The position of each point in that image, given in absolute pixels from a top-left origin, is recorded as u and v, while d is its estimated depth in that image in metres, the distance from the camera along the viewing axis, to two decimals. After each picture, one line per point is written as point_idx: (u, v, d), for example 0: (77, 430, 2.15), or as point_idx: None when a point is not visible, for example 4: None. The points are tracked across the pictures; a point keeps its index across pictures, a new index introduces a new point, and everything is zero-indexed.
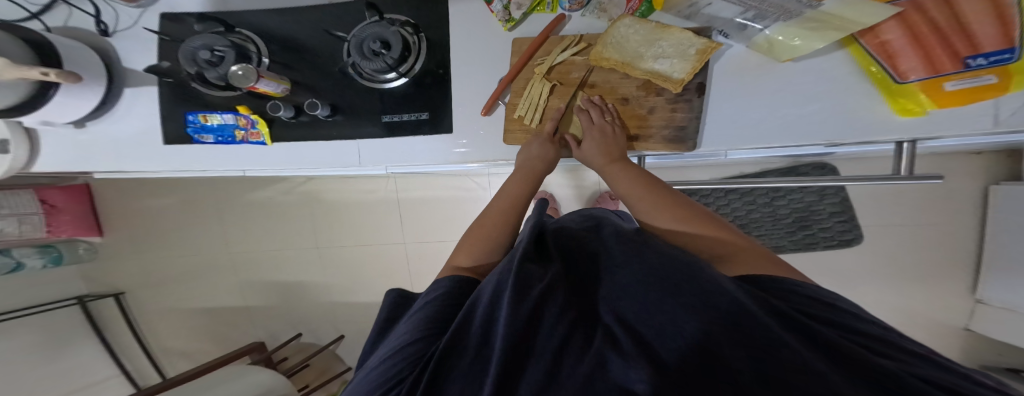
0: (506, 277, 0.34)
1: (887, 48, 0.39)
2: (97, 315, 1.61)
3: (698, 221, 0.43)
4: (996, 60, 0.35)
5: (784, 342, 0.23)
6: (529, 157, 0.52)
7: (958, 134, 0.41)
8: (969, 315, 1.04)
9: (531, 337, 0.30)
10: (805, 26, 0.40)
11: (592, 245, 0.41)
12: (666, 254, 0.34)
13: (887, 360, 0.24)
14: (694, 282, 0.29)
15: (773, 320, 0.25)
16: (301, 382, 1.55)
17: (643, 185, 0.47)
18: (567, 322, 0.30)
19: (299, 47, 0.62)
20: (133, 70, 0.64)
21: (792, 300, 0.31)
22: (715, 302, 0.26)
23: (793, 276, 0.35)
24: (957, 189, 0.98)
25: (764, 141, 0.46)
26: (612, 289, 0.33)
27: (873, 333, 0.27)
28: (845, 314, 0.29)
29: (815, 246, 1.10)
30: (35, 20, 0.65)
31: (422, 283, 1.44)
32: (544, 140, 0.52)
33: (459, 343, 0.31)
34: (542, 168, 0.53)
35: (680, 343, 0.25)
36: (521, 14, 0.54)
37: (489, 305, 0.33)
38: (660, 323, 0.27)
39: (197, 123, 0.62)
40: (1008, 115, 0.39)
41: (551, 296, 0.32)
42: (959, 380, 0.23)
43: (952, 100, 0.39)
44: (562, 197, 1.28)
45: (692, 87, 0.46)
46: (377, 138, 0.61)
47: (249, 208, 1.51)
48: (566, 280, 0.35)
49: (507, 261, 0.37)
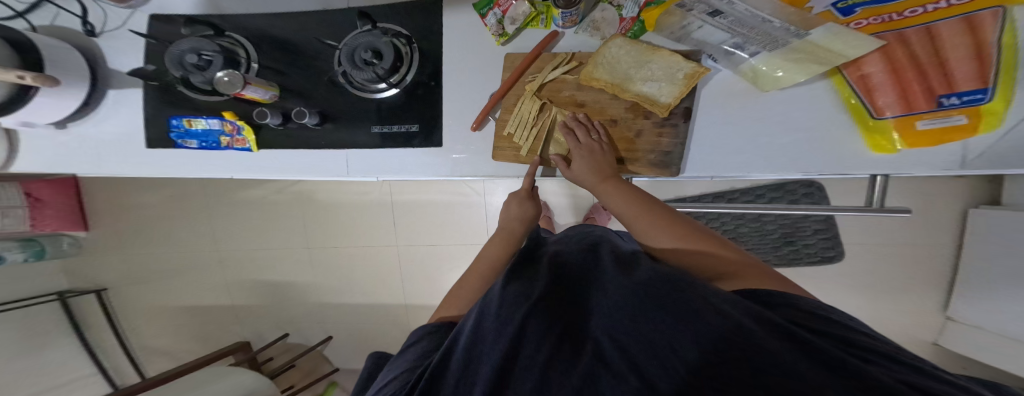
0: (491, 303, 0.36)
1: (867, 81, 0.40)
2: (77, 312, 1.58)
3: (701, 240, 0.43)
4: (968, 99, 0.36)
5: (777, 358, 0.22)
6: (509, 217, 0.60)
7: (927, 172, 0.42)
8: (938, 330, 1.06)
9: (517, 357, 0.30)
10: (788, 57, 0.41)
11: (585, 261, 0.40)
12: (655, 271, 0.34)
13: (876, 366, 0.24)
14: (680, 297, 0.29)
15: (765, 333, 0.25)
16: (286, 382, 1.59)
17: (637, 201, 0.47)
18: (554, 339, 0.30)
19: (291, 52, 0.61)
20: (119, 72, 0.63)
21: (784, 312, 0.31)
22: (702, 316, 0.27)
23: (788, 290, 0.35)
24: (939, 209, 1.00)
25: (742, 170, 0.47)
26: (601, 302, 0.33)
27: (867, 344, 0.27)
28: (840, 326, 0.29)
29: (799, 261, 1.11)
30: (20, 18, 0.63)
31: (414, 286, 1.44)
32: (521, 198, 0.60)
33: (445, 368, 0.32)
34: (519, 227, 0.60)
35: (672, 360, 0.24)
36: (515, 29, 0.54)
37: (473, 333, 0.33)
38: (648, 336, 0.27)
39: (181, 128, 0.62)
40: (975, 155, 0.39)
41: (536, 313, 0.32)
42: (942, 384, 0.23)
43: (922, 141, 0.40)
44: (556, 205, 1.28)
45: (678, 112, 0.47)
46: (365, 148, 0.60)
47: (240, 207, 1.49)
48: (552, 296, 0.35)
49: (492, 290, 0.38)
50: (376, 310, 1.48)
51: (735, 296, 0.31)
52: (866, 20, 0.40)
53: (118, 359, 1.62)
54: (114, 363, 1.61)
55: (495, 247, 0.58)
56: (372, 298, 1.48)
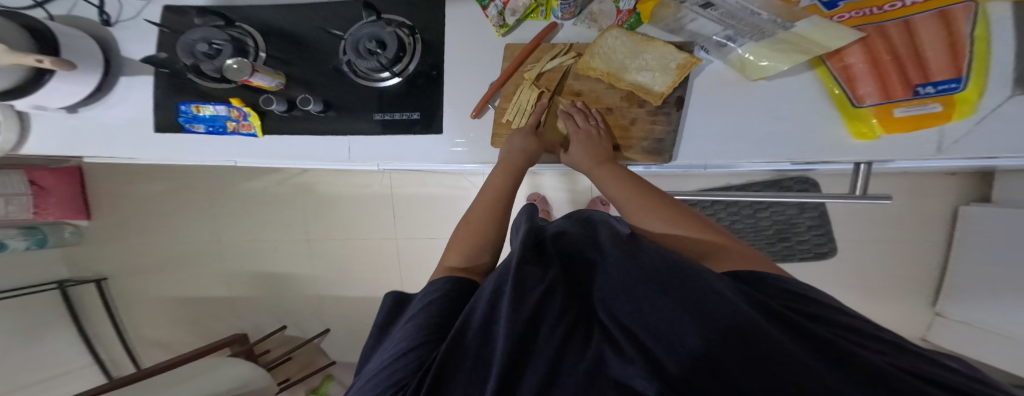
0: (504, 281, 0.34)
1: (849, 72, 0.42)
2: (76, 301, 1.59)
3: (700, 229, 0.44)
4: (943, 88, 0.38)
5: (786, 346, 0.24)
6: (511, 149, 0.53)
7: (907, 159, 0.43)
8: (927, 326, 1.07)
9: (533, 339, 0.30)
10: (773, 47, 0.42)
11: (590, 248, 0.41)
12: (659, 257, 0.35)
13: (868, 349, 0.26)
14: (685, 282, 0.30)
15: (767, 321, 0.27)
16: (282, 374, 1.60)
17: (639, 188, 0.49)
18: (568, 323, 0.32)
19: (298, 42, 0.63)
20: (131, 59, 0.65)
21: (776, 296, 0.33)
22: (709, 302, 0.28)
23: (772, 272, 0.37)
24: (930, 207, 1.02)
25: (732, 157, 0.48)
26: (610, 289, 0.34)
27: (854, 324, 0.29)
28: (828, 308, 0.31)
29: (792, 257, 1.13)
30: (39, 8, 0.65)
31: (411, 280, 1.45)
32: (525, 132, 0.53)
33: (460, 348, 0.31)
34: (523, 162, 0.53)
35: (677, 349, 0.26)
36: (515, 20, 0.55)
37: (487, 314, 0.32)
38: (657, 325, 0.29)
39: (189, 113, 0.63)
40: (950, 142, 0.40)
41: (551, 298, 0.33)
42: (929, 365, 0.25)
43: (900, 128, 0.41)
44: (554, 200, 1.30)
45: (672, 101, 0.48)
46: (368, 134, 0.61)
47: (243, 198, 1.51)
48: (565, 283, 0.36)
49: (509, 263, 0.37)
50: (374, 303, 1.49)
51: (733, 282, 0.32)
52: (849, 14, 0.41)
53: (116, 348, 1.63)
54: (111, 354, 1.63)
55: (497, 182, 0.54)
56: (369, 291, 1.49)
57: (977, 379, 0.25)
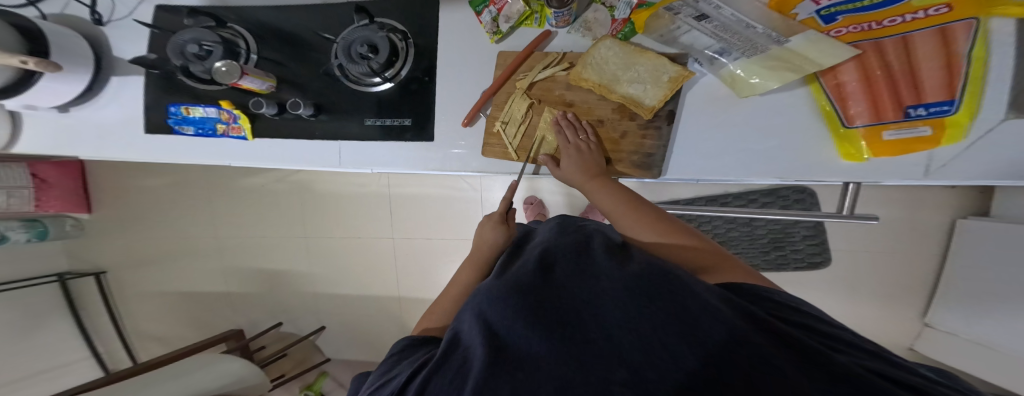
0: (481, 302, 0.34)
1: (841, 90, 0.41)
2: (75, 292, 1.60)
3: (684, 235, 0.44)
4: (935, 110, 0.37)
5: (768, 361, 0.23)
6: (480, 241, 0.59)
7: (891, 181, 0.43)
8: (914, 336, 1.07)
9: (506, 352, 0.29)
10: (765, 64, 0.41)
11: (576, 250, 0.40)
12: (646, 264, 0.35)
13: (853, 357, 0.27)
14: (671, 290, 0.30)
15: (756, 332, 0.26)
16: (279, 371, 1.62)
17: (625, 198, 0.48)
18: (545, 327, 0.29)
19: (291, 43, 0.62)
20: (123, 59, 0.64)
21: (768, 306, 0.33)
22: (695, 312, 0.27)
23: (768, 285, 0.37)
24: (928, 217, 1.01)
25: (721, 174, 0.48)
26: (594, 292, 0.33)
27: (841, 335, 0.30)
28: (818, 320, 0.32)
29: (786, 266, 1.12)
30: (33, 7, 0.65)
31: (409, 279, 1.45)
32: (493, 222, 0.59)
33: (440, 367, 0.32)
34: (490, 252, 0.58)
35: (670, 364, 0.24)
36: (508, 27, 0.55)
37: (466, 335, 0.33)
38: (644, 333, 0.27)
39: (179, 114, 0.63)
40: (939, 166, 0.40)
41: (526, 305, 0.32)
42: (912, 375, 0.25)
43: (887, 151, 0.41)
44: (551, 204, 1.29)
45: (663, 115, 0.48)
46: (358, 140, 0.61)
47: (242, 195, 1.51)
48: (544, 286, 0.35)
49: (486, 285, 0.37)
50: (369, 301, 1.50)
51: (723, 292, 0.31)
52: (845, 29, 0.41)
53: (113, 341, 1.65)
54: (108, 347, 1.64)
55: (466, 274, 0.57)
56: (366, 290, 1.49)
57: (949, 387, 0.26)
